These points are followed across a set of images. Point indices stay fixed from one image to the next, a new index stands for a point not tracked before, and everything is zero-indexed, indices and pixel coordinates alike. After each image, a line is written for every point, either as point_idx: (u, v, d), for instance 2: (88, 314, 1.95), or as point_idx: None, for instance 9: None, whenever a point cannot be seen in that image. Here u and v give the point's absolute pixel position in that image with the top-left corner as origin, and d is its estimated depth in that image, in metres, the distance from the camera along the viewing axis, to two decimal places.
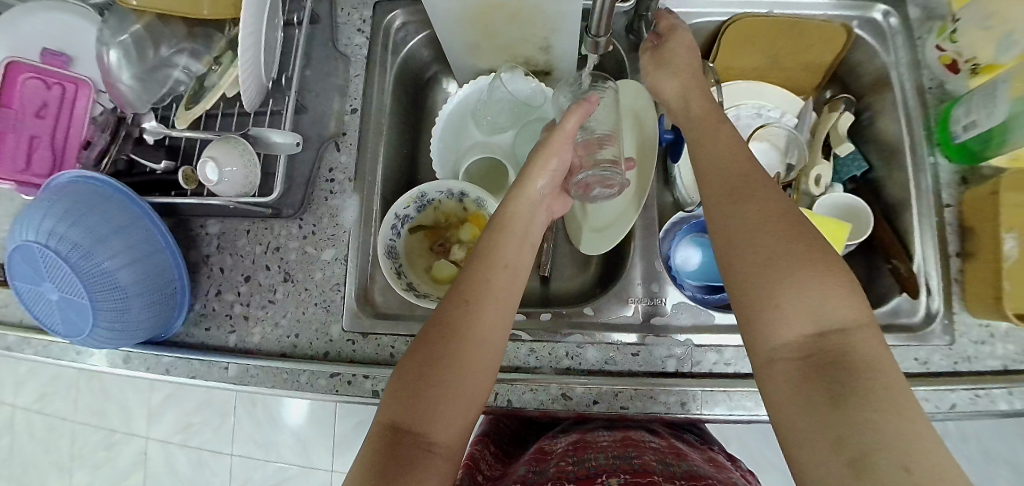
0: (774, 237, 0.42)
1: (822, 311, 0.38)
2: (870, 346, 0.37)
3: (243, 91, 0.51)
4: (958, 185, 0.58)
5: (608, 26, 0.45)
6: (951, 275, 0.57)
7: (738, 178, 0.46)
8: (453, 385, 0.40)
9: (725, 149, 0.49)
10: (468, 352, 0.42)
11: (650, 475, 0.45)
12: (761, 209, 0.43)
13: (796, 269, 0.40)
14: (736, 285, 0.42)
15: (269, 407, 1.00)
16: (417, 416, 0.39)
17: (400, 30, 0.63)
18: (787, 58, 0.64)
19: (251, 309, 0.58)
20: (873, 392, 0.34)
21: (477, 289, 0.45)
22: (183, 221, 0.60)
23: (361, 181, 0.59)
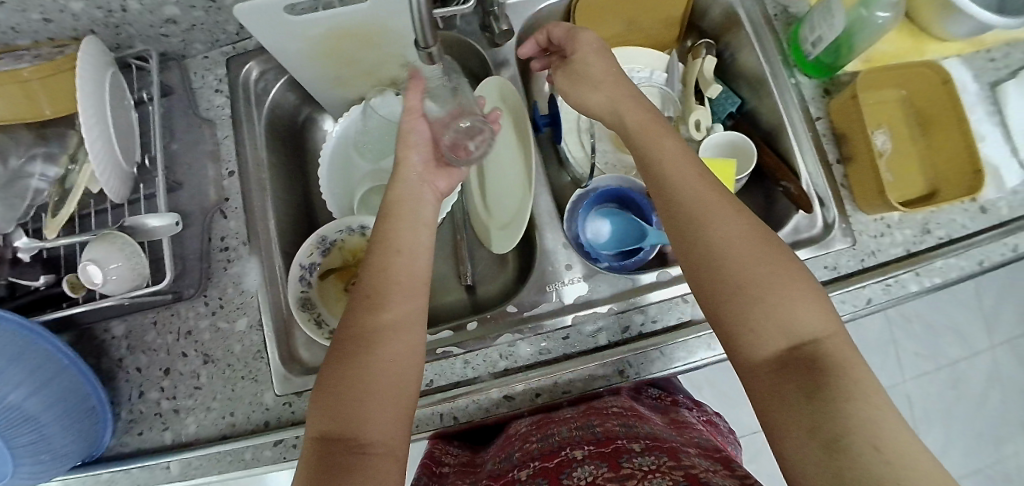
0: (743, 261, 0.41)
1: (793, 325, 0.38)
2: (844, 351, 0.37)
3: (105, 187, 0.49)
4: (822, 97, 0.62)
5: (434, 34, 0.39)
6: (838, 181, 0.60)
7: (699, 197, 0.44)
8: (376, 378, 0.40)
9: (676, 166, 0.46)
10: (392, 360, 0.41)
11: (614, 441, 0.46)
12: (729, 230, 0.42)
13: (769, 288, 0.39)
14: (711, 308, 0.41)
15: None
16: (348, 429, 0.38)
17: (259, 80, 0.62)
18: (641, 20, 0.66)
19: (179, 401, 0.56)
20: (847, 386, 0.35)
21: (379, 277, 0.44)
22: (84, 331, 0.57)
23: (256, 240, 0.57)
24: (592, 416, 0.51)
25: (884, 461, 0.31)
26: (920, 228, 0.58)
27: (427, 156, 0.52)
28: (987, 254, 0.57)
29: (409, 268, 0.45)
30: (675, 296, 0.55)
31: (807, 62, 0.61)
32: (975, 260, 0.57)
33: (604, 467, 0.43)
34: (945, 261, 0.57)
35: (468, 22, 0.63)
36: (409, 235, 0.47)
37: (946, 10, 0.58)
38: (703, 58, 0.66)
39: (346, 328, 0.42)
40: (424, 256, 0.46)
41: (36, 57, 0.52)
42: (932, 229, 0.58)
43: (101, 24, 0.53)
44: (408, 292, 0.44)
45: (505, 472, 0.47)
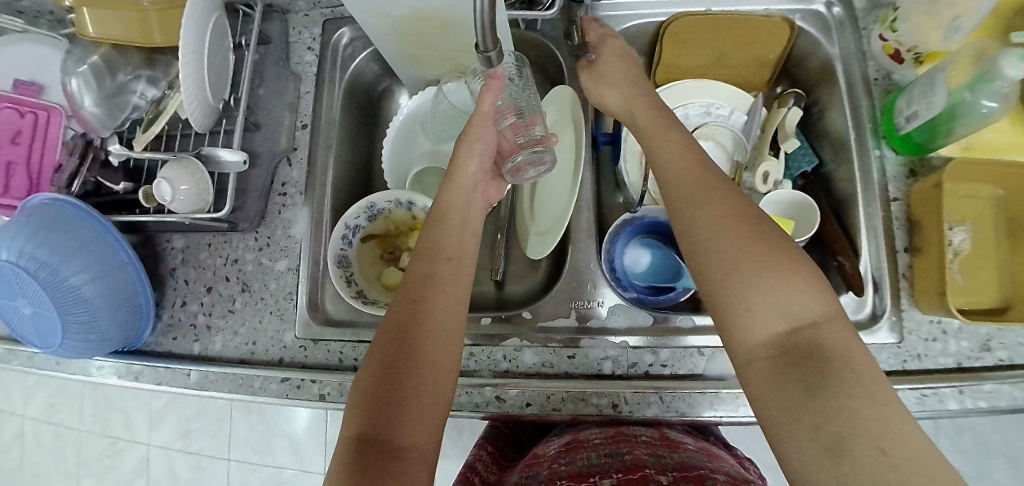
0: (737, 243, 0.41)
1: (789, 308, 0.38)
2: (840, 337, 0.37)
3: (191, 115, 0.55)
4: (906, 178, 0.57)
5: (495, 40, 0.41)
6: (900, 271, 0.55)
7: (693, 184, 0.45)
8: (414, 385, 0.41)
9: (670, 155, 0.48)
10: (431, 370, 0.43)
11: (642, 469, 0.45)
12: (719, 217, 0.42)
13: (762, 270, 0.39)
14: (708, 290, 0.41)
15: (263, 412, 1.04)
16: (383, 420, 0.40)
17: (348, 46, 0.65)
18: (730, 57, 0.64)
19: (214, 319, 0.61)
20: (845, 380, 0.34)
21: (423, 284, 0.46)
22: (149, 237, 0.64)
23: (311, 193, 0.61)
24: (620, 443, 0.50)
25: (890, 463, 0.31)
26: (981, 343, 0.55)
27: (485, 166, 0.54)
28: None
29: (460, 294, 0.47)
30: (691, 345, 0.54)
31: (899, 138, 0.56)
32: None
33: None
34: (997, 386, 0.53)
35: (554, 27, 0.64)
36: (450, 268, 0.48)
37: None
38: (788, 108, 0.62)
39: (386, 327, 0.45)
40: (467, 268, 0.49)
41: None
42: (993, 346, 0.54)
43: None
44: (452, 310, 0.46)
45: None
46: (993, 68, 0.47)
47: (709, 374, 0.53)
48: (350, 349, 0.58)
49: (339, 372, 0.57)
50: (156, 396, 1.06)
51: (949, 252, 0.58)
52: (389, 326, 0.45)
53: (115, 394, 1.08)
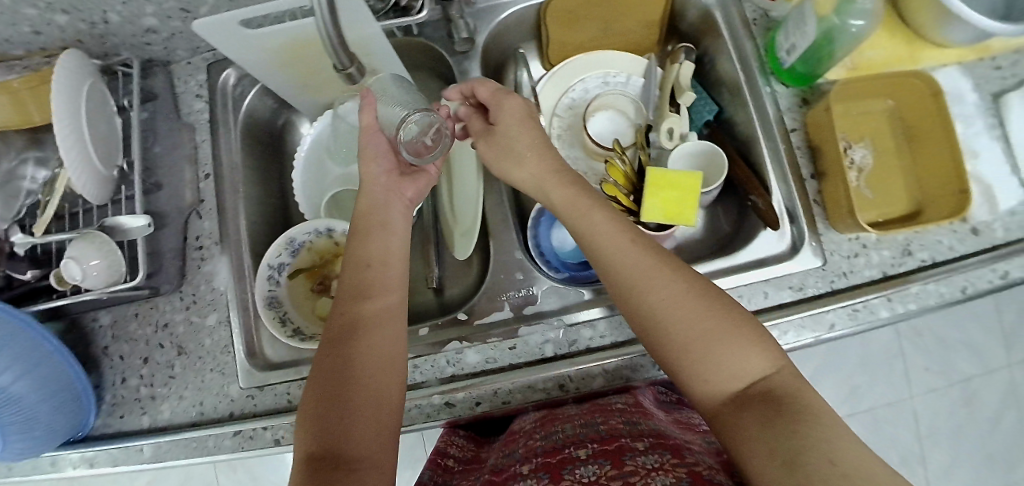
0: (686, 312, 0.43)
1: (743, 367, 0.41)
2: (792, 384, 0.40)
3: (81, 189, 0.53)
4: (800, 107, 0.58)
5: (349, 54, 0.41)
6: (810, 198, 0.57)
7: (635, 262, 0.46)
8: (359, 396, 0.42)
9: (611, 231, 0.48)
10: (377, 384, 0.43)
11: (618, 439, 0.46)
12: (665, 294, 0.44)
13: (714, 341, 0.42)
14: (669, 359, 0.43)
15: (250, 467, 1.02)
16: (332, 434, 0.40)
17: (236, 86, 0.64)
18: (617, 24, 0.64)
19: (156, 389, 0.60)
20: (797, 413, 0.37)
21: (356, 297, 0.47)
22: (74, 321, 0.62)
23: (227, 241, 0.61)
24: (596, 414, 0.50)
25: (840, 473, 0.33)
26: (901, 249, 0.57)
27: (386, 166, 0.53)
28: (972, 280, 0.57)
29: (397, 310, 0.47)
30: None
31: (786, 72, 0.57)
32: (958, 287, 0.56)
33: (608, 466, 0.43)
34: (922, 287, 0.56)
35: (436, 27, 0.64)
36: (385, 292, 0.47)
37: (943, 15, 0.56)
38: (680, 63, 0.62)
39: (324, 343, 0.45)
40: (394, 268, 0.49)
41: (24, 67, 0.59)
42: (913, 250, 0.57)
43: (88, 34, 0.58)
44: (391, 325, 0.46)
45: (507, 467, 0.48)
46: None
47: None
48: (298, 388, 0.58)
49: (290, 413, 0.57)
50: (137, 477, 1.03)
51: (854, 170, 0.59)
52: (327, 342, 0.45)
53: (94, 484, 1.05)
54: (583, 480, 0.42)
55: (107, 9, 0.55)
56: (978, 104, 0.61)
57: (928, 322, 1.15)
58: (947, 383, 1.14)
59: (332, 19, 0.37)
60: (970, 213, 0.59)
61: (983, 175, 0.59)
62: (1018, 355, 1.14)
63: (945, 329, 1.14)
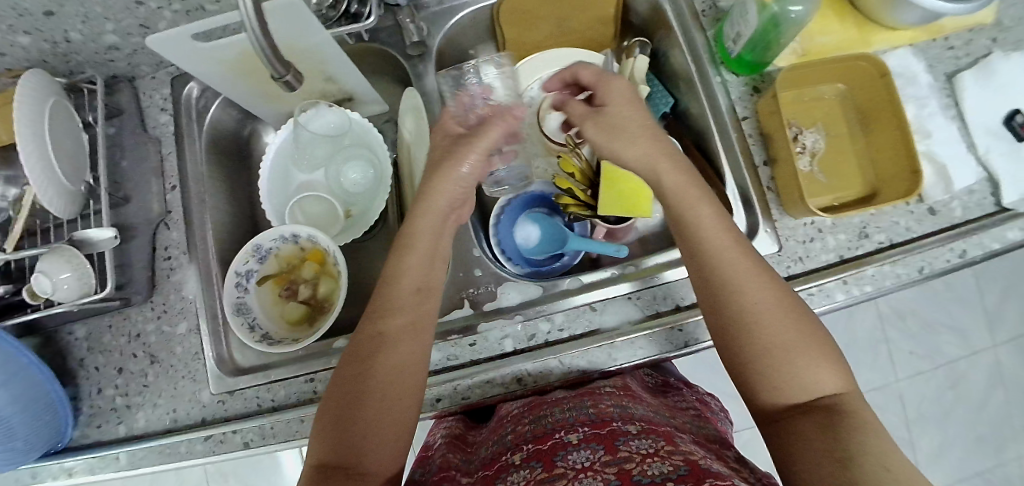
0: (776, 321, 0.43)
1: (815, 382, 0.42)
2: (857, 403, 0.42)
3: (50, 206, 0.54)
4: (751, 95, 0.59)
5: (286, 63, 0.41)
6: (764, 185, 0.57)
7: (730, 261, 0.45)
8: (375, 412, 0.43)
9: (714, 230, 0.46)
10: (392, 407, 0.43)
11: (609, 423, 0.47)
12: (756, 299, 0.44)
13: (793, 354, 0.42)
14: (744, 361, 0.44)
15: (242, 473, 1.04)
16: (346, 446, 0.42)
17: (200, 98, 0.66)
18: (572, 22, 0.65)
19: (131, 398, 0.61)
20: (859, 427, 0.39)
21: (384, 311, 0.46)
22: (49, 334, 0.63)
23: (195, 251, 0.62)
24: (585, 398, 0.52)
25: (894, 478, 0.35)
26: (857, 232, 0.57)
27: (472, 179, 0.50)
28: (929, 260, 0.57)
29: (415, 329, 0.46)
30: (581, 304, 0.55)
31: (735, 60, 0.57)
32: (914, 267, 0.57)
33: (601, 450, 0.43)
34: (879, 269, 0.56)
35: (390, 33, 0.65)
36: (409, 307, 0.46)
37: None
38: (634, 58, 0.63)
39: (349, 353, 0.46)
40: (430, 291, 0.48)
41: None
42: (870, 233, 0.57)
43: (51, 52, 0.60)
44: (410, 344, 0.45)
45: (498, 455, 0.49)
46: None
47: (605, 327, 0.54)
48: (266, 392, 0.59)
49: (260, 417, 0.58)
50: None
51: (805, 155, 0.59)
52: (351, 353, 0.45)
53: None
54: (577, 465, 0.43)
55: (69, 28, 0.57)
56: (931, 84, 0.62)
57: (910, 306, 1.18)
58: (933, 366, 1.17)
59: (263, 30, 0.38)
60: (925, 193, 0.59)
61: (937, 154, 0.60)
62: (1001, 335, 1.17)
63: (928, 313, 1.18)
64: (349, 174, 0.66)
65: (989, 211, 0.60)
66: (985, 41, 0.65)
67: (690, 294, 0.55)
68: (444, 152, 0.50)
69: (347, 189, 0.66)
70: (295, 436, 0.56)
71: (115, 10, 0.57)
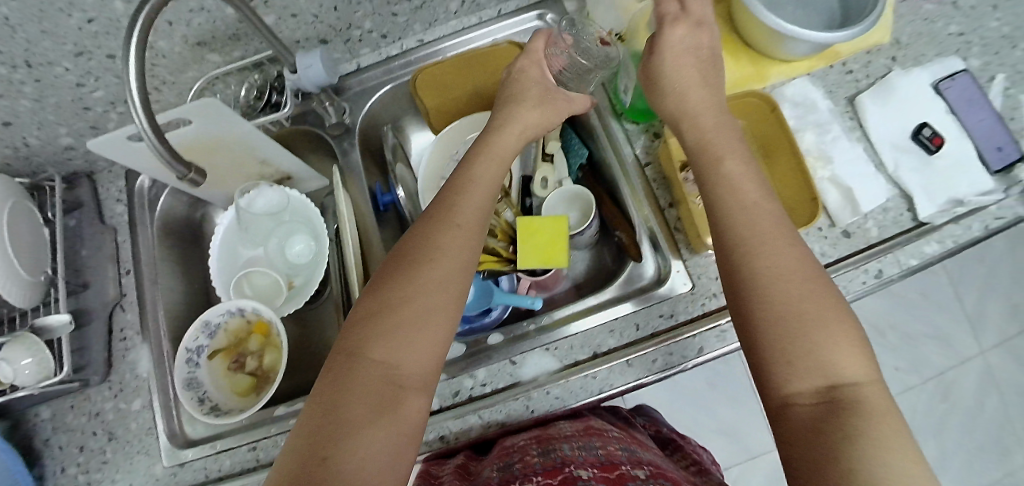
0: (801, 278, 0.41)
1: (834, 367, 0.37)
2: (880, 400, 0.36)
3: (8, 295, 0.58)
4: (652, 141, 0.62)
5: (185, 163, 0.47)
6: (671, 225, 0.59)
7: (758, 217, 0.43)
8: (403, 315, 0.42)
9: (747, 183, 0.45)
10: (412, 341, 0.42)
11: (618, 467, 0.46)
12: (778, 263, 0.41)
13: (815, 326, 0.38)
14: (766, 317, 0.40)
15: None
16: (368, 338, 0.42)
17: (151, 188, 0.71)
18: (486, 87, 0.68)
19: (90, 476, 0.64)
20: (875, 427, 0.34)
21: (434, 229, 0.47)
22: (17, 418, 0.67)
23: (147, 329, 0.66)
24: (593, 437, 0.51)
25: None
26: None
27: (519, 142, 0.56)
28: (842, 284, 0.58)
29: (459, 268, 0.45)
30: (503, 359, 0.58)
31: (629, 109, 0.60)
32: None
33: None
34: None
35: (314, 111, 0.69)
36: (464, 233, 0.47)
37: (773, 38, 0.60)
38: None
39: (396, 255, 0.46)
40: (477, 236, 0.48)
41: None
42: None
43: (14, 158, 0.67)
44: (449, 282, 0.45)
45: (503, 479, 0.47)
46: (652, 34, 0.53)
47: (524, 378, 0.56)
48: (213, 462, 0.61)
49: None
50: None
51: None
52: (403, 253, 0.46)
53: None
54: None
55: (26, 135, 0.64)
56: (832, 109, 0.63)
57: (888, 319, 1.15)
58: (922, 379, 1.13)
59: (154, 130, 0.42)
60: (835, 216, 0.60)
61: (841, 178, 0.60)
62: (987, 340, 1.15)
63: (907, 325, 1.15)
64: (290, 246, 0.70)
65: (907, 227, 0.60)
66: (885, 60, 0.67)
67: (606, 341, 0.57)
68: (524, 96, 0.57)
69: (290, 262, 0.70)
70: None
71: (68, 117, 0.64)
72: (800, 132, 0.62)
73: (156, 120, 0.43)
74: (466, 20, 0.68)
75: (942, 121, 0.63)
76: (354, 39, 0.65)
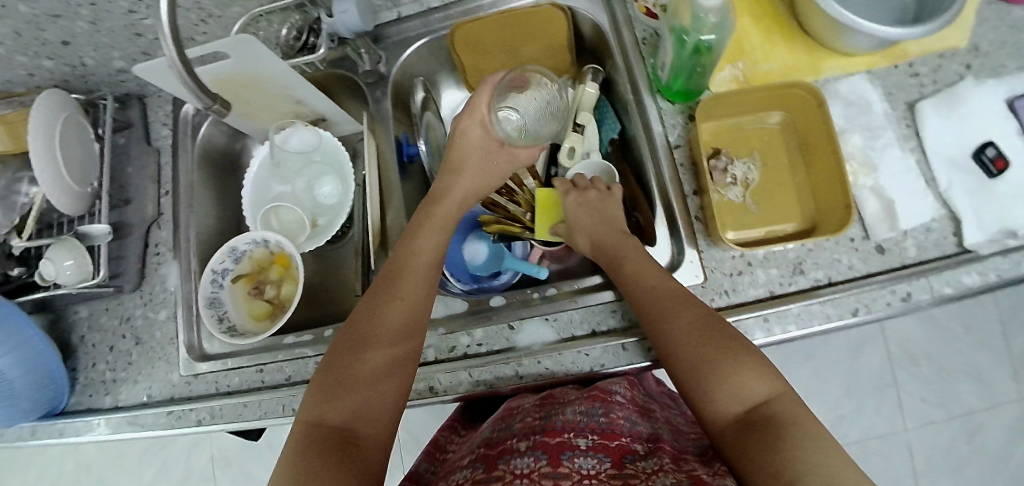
0: (690, 327, 0.46)
1: (745, 390, 0.43)
2: (792, 410, 0.41)
3: (55, 200, 0.64)
4: (685, 124, 0.59)
5: (215, 94, 0.49)
6: (692, 215, 0.58)
7: (652, 291, 0.49)
8: (357, 383, 0.48)
9: (641, 269, 0.52)
10: (370, 410, 0.47)
11: (619, 437, 0.49)
12: (677, 324, 0.47)
13: (718, 363, 0.44)
14: (687, 370, 0.45)
15: (242, 464, 1.14)
16: (326, 407, 0.47)
17: (196, 116, 0.74)
18: (524, 49, 0.67)
19: (117, 373, 0.70)
20: (786, 430, 0.39)
21: (377, 309, 0.52)
22: (59, 313, 0.74)
23: (179, 249, 0.71)
24: (598, 403, 0.51)
25: None
26: (791, 267, 0.56)
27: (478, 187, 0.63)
28: (865, 301, 0.54)
29: (410, 344, 0.51)
30: (502, 322, 0.58)
31: (665, 88, 0.58)
32: (847, 308, 0.54)
33: (544, 460, 0.46)
34: (806, 307, 0.55)
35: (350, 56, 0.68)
36: (405, 307, 0.52)
37: (834, 24, 0.55)
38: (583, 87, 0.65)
39: (344, 335, 0.51)
40: (421, 307, 0.53)
41: (21, 101, 0.69)
42: (805, 268, 0.56)
43: (72, 75, 0.70)
44: (400, 349, 0.50)
45: (502, 440, 0.51)
46: None
47: (519, 345, 0.57)
48: (223, 378, 0.66)
49: (216, 399, 0.65)
50: (146, 466, 1.16)
51: (739, 186, 0.58)
52: (348, 331, 0.51)
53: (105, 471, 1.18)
54: (516, 471, 0.45)
55: (83, 55, 0.67)
56: (890, 114, 0.58)
57: (925, 349, 1.01)
58: (945, 417, 0.99)
59: (191, 78, 0.44)
60: (870, 229, 0.56)
61: (884, 189, 0.56)
62: None
63: (946, 358, 1.00)
64: (319, 185, 0.74)
65: (948, 252, 0.55)
66: (957, 67, 0.58)
67: (605, 321, 0.56)
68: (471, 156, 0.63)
69: (317, 200, 0.74)
70: (239, 419, 0.63)
71: (120, 42, 0.66)
72: (848, 134, 0.57)
73: (191, 66, 0.44)
74: None
75: (1010, 141, 0.56)
76: None
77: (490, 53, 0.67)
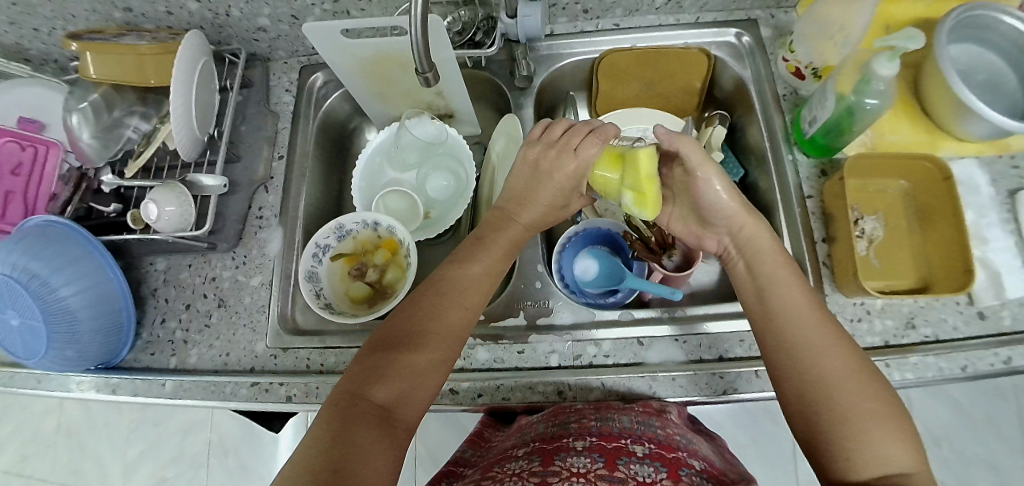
0: (834, 365, 0.42)
1: (877, 445, 0.39)
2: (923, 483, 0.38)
3: (178, 144, 0.61)
4: (818, 176, 0.64)
5: (430, 61, 0.48)
6: (820, 259, 0.61)
7: (792, 315, 0.46)
8: (405, 364, 0.45)
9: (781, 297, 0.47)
10: (410, 395, 0.45)
11: (675, 449, 0.48)
12: (819, 356, 0.43)
13: (859, 410, 0.40)
14: (813, 395, 0.42)
15: (240, 456, 1.04)
16: (368, 383, 0.44)
17: (321, 88, 0.75)
18: (661, 84, 0.71)
19: (190, 334, 0.65)
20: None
21: (438, 294, 0.49)
22: (132, 261, 0.69)
23: (286, 215, 0.68)
24: (653, 416, 0.52)
25: None
26: (905, 321, 0.59)
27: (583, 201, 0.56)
28: (971, 360, 0.57)
29: (456, 338, 0.48)
30: (630, 337, 0.59)
31: (807, 141, 0.62)
32: (957, 365, 0.57)
33: (601, 462, 0.45)
34: (922, 358, 0.57)
35: (498, 60, 0.72)
36: (460, 307, 0.49)
37: (958, 108, 0.61)
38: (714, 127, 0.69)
39: (398, 315, 0.48)
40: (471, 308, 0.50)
41: (153, 38, 0.67)
42: (918, 323, 0.59)
43: (210, 23, 0.69)
44: (445, 342, 0.48)
45: (558, 437, 0.49)
46: (871, 72, 0.54)
47: (649, 360, 0.58)
48: (317, 355, 0.62)
49: (306, 376, 0.61)
50: (133, 442, 1.06)
51: (863, 239, 0.64)
52: (400, 313, 0.49)
53: (88, 442, 1.08)
54: (573, 469, 0.45)
55: (232, 5, 0.66)
56: (993, 197, 0.64)
57: (947, 434, 1.04)
58: None
59: (423, 41, 0.46)
60: (976, 295, 0.60)
61: (991, 260, 0.61)
62: None
63: (966, 443, 1.04)
64: (434, 177, 0.72)
65: None
66: None
67: (733, 348, 0.58)
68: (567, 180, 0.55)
69: (430, 193, 0.72)
70: None
71: None
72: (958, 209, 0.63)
73: (426, 29, 0.46)
74: (664, 18, 0.71)
75: None
76: (559, 6, 0.68)
77: (626, 81, 0.71)
